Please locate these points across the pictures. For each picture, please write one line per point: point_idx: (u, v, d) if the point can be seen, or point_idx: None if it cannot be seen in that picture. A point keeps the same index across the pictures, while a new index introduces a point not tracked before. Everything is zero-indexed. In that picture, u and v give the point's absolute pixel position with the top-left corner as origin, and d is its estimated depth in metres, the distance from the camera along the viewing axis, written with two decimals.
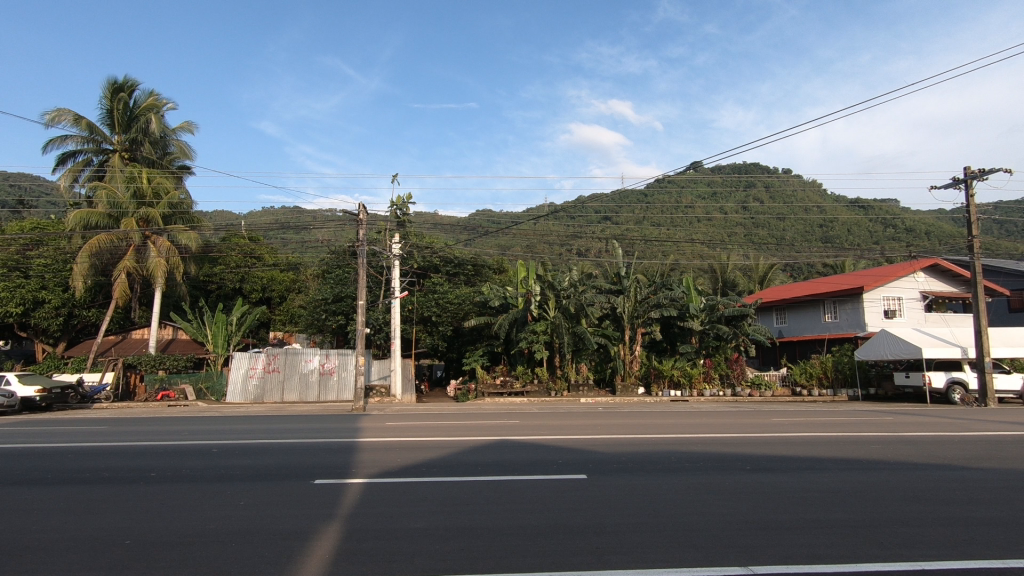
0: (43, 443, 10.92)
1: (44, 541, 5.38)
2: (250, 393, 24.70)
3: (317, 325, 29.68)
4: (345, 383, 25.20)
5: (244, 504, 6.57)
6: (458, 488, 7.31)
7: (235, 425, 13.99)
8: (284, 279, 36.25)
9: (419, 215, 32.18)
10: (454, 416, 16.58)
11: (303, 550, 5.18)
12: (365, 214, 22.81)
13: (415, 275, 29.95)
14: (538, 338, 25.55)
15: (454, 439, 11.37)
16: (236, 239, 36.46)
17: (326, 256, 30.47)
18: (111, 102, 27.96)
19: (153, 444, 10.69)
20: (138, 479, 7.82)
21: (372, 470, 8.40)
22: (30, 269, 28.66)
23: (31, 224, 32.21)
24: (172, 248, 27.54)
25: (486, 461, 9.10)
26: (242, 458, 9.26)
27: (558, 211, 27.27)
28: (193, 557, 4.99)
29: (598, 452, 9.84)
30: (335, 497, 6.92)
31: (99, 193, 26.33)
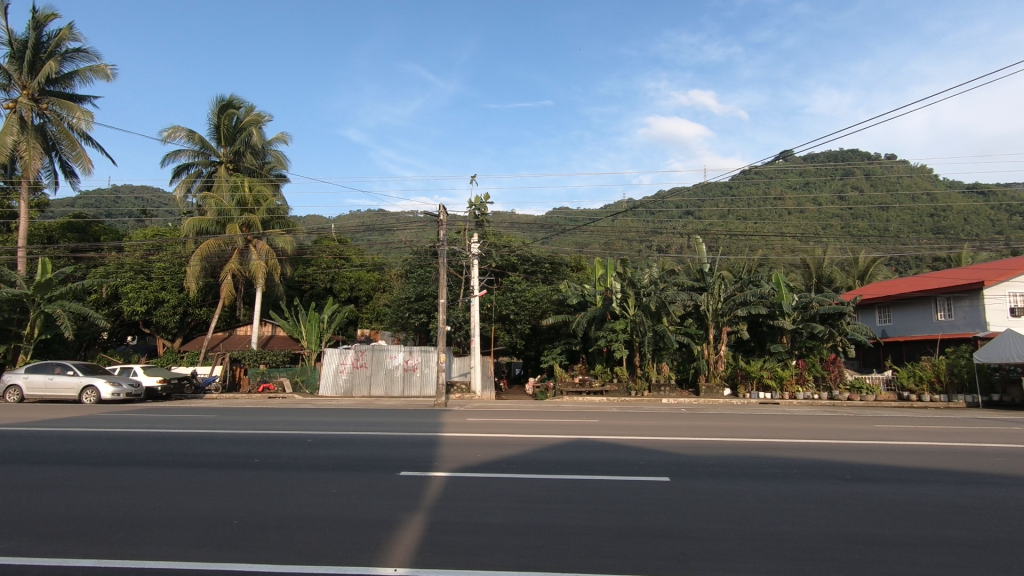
0: (164, 429, 12.12)
1: (165, 517, 5.96)
2: (341, 387, 26.10)
3: (400, 323, 30.83)
4: (428, 379, 26.04)
5: (336, 492, 6.96)
6: (538, 486, 7.33)
7: (327, 417, 14.85)
8: (370, 279, 38.04)
9: (497, 214, 32.69)
10: (532, 414, 16.75)
11: (386, 539, 5.39)
12: (445, 215, 23.36)
13: (494, 273, 30.57)
14: (618, 337, 25.09)
15: (533, 437, 11.41)
16: (327, 241, 38.74)
17: (408, 257, 31.62)
18: (218, 118, 30.44)
19: (256, 433, 11.57)
20: (244, 465, 8.49)
21: (454, 465, 8.60)
22: (152, 272, 31.88)
23: (152, 232, 35.85)
24: (270, 252, 29.65)
25: (565, 460, 9.07)
26: (334, 449, 9.81)
27: (637, 206, 26.66)
28: (292, 540, 5.34)
29: (680, 454, 9.53)
30: (419, 490, 7.16)
31: (208, 202, 28.75)
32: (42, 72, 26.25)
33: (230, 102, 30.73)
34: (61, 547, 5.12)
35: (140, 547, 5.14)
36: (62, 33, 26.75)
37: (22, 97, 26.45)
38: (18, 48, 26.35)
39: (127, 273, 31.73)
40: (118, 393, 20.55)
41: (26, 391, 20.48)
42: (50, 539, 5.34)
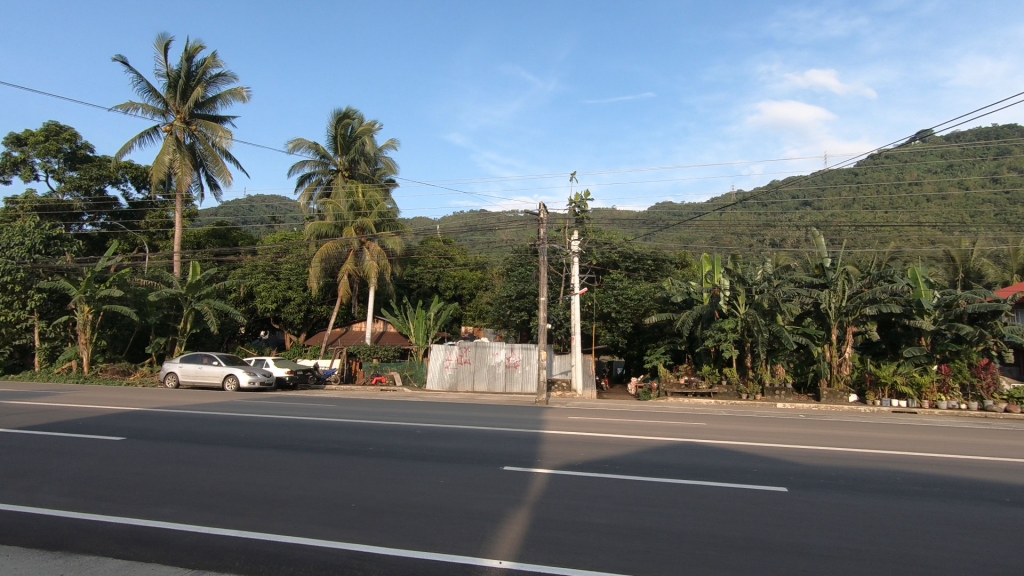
0: (294, 416, 13.33)
1: (294, 497, 6.55)
2: (446, 382, 27.15)
3: (502, 321, 31.43)
4: (529, 375, 26.34)
5: (443, 483, 7.25)
6: (642, 488, 7.15)
7: (435, 411, 15.53)
8: (474, 278, 39.18)
9: (598, 211, 32.37)
10: (635, 414, 16.40)
11: (491, 531, 5.53)
12: (545, 213, 23.48)
13: (595, 270, 30.37)
14: (727, 337, 23.82)
15: (638, 438, 11.17)
16: (433, 242, 40.50)
17: (509, 255, 32.14)
18: (335, 129, 32.82)
19: (371, 423, 12.37)
20: (361, 452, 9.10)
21: (556, 462, 8.64)
22: (280, 272, 35.13)
23: (281, 236, 39.49)
24: (382, 253, 31.49)
25: (669, 463, 8.79)
26: (441, 441, 10.24)
27: (747, 198, 25.11)
28: (403, 525, 5.64)
29: (799, 464, 8.86)
30: (522, 485, 7.27)
31: (327, 207, 31.06)
32: (193, 98, 29.84)
33: (346, 113, 32.98)
34: (210, 517, 5.80)
35: (272, 522, 5.69)
36: (208, 62, 30.17)
37: (176, 121, 30.20)
38: (174, 78, 30.12)
39: (261, 274, 35.20)
40: (254, 381, 22.85)
41: (181, 377, 23.41)
42: (202, 509, 6.07)
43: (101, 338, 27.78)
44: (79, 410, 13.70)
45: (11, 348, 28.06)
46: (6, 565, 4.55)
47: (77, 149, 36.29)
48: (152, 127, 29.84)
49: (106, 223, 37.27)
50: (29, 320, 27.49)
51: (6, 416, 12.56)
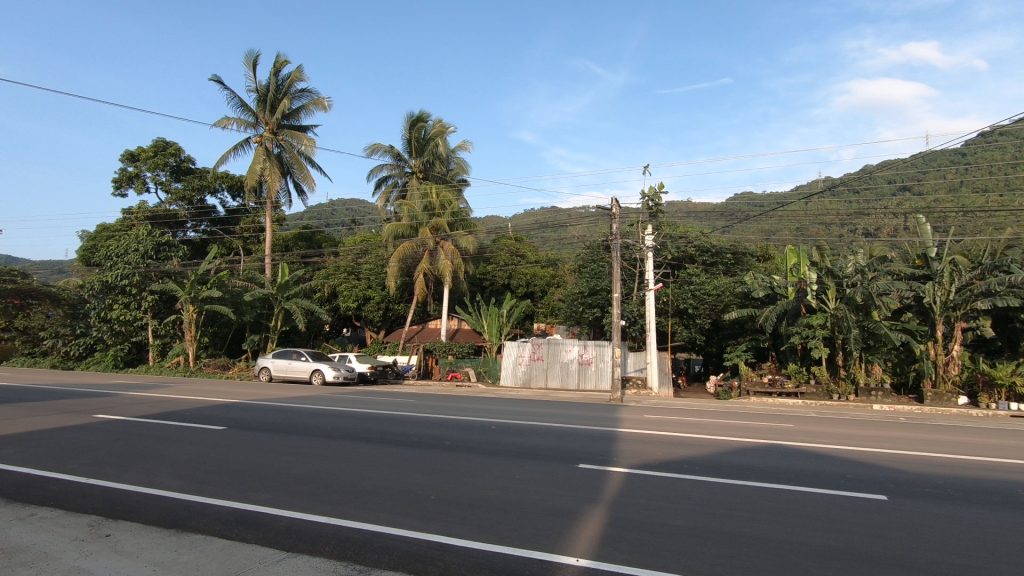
0: (376, 410, 13.92)
1: (377, 487, 6.84)
2: (520, 378, 27.36)
3: (575, 318, 31.22)
4: (603, 373, 26.04)
5: (519, 479, 7.33)
6: (725, 491, 6.88)
7: (510, 407, 15.68)
8: (545, 275, 39.21)
9: (672, 204, 31.40)
10: (715, 414, 15.76)
11: (568, 529, 5.51)
12: (617, 208, 23.04)
13: (670, 265, 29.44)
14: (816, 334, 22.40)
15: (719, 439, 10.77)
16: (505, 240, 40.95)
17: (581, 251, 31.79)
18: (410, 133, 33.90)
19: (448, 418, 12.67)
20: (438, 446, 9.36)
21: (633, 462, 8.46)
22: (361, 272, 36.75)
23: (361, 238, 41.31)
24: (455, 252, 32.12)
25: (755, 466, 8.37)
26: (517, 438, 10.32)
27: (835, 185, 23.42)
28: (480, 519, 5.76)
29: (900, 471, 8.18)
30: (598, 483, 7.21)
31: (403, 209, 32.04)
32: (280, 110, 31.79)
33: (419, 117, 33.89)
34: (302, 503, 6.18)
35: (358, 511, 5.96)
36: (293, 75, 31.99)
37: (266, 133, 32.27)
38: (262, 92, 32.19)
39: (343, 274, 36.99)
40: (338, 376, 24.04)
41: (273, 372, 25.04)
42: (294, 496, 6.46)
43: (203, 335, 30.21)
44: (185, 401, 14.95)
45: (129, 344, 31.07)
46: (130, 540, 5.05)
47: (181, 162, 39.63)
48: (244, 139, 32.04)
49: (206, 229, 40.41)
50: (143, 319, 30.38)
51: (127, 406, 13.94)
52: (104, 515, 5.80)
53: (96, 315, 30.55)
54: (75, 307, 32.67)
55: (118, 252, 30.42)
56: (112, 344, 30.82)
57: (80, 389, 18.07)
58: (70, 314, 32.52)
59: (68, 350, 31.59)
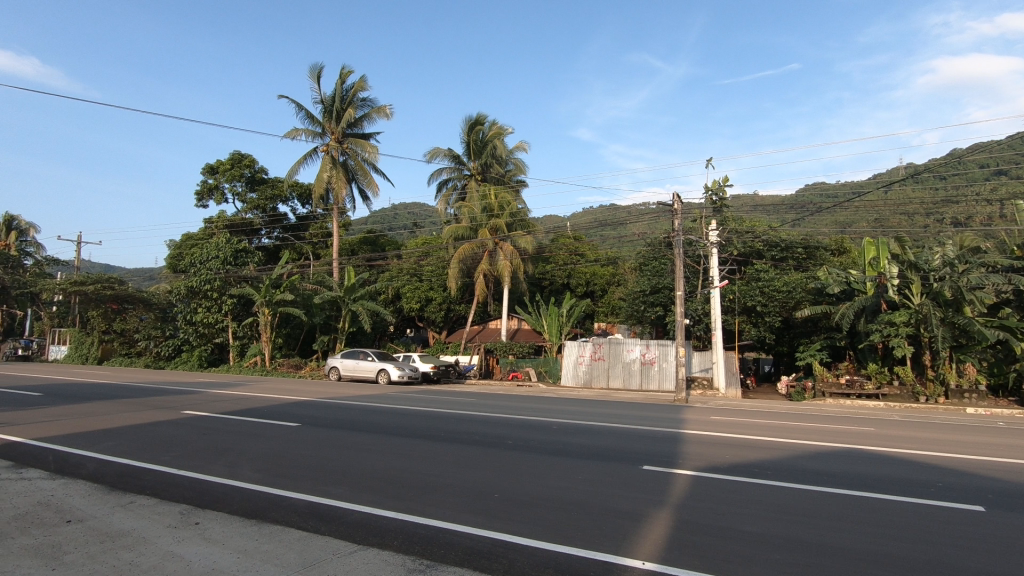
0: (441, 409, 14.22)
1: (442, 484, 7.00)
2: (581, 378, 27.18)
3: (636, 317, 30.65)
4: (666, 373, 25.47)
5: (582, 479, 7.29)
6: (800, 498, 6.56)
7: (572, 407, 15.61)
8: (605, 274, 38.73)
9: (737, 199, 30.24)
10: (787, 416, 15.07)
11: (633, 531, 5.43)
12: (679, 203, 22.42)
13: (736, 262, 28.34)
14: (899, 332, 20.95)
15: (793, 442, 10.28)
16: (564, 239, 40.80)
17: (642, 249, 31.16)
18: (468, 135, 34.43)
19: (511, 417, 12.76)
20: (502, 446, 9.46)
21: (700, 464, 8.22)
22: (423, 274, 37.65)
23: (423, 240, 42.30)
24: (514, 252, 32.26)
25: (833, 471, 7.93)
26: (578, 438, 10.28)
27: (919, 172, 21.78)
28: (544, 519, 5.77)
29: (1001, 480, 7.50)
30: (663, 485, 7.06)
31: (463, 211, 32.53)
32: (345, 119, 33.06)
33: (476, 120, 34.41)
34: (372, 498, 6.42)
35: (424, 507, 6.12)
36: (357, 85, 33.19)
37: (332, 142, 33.64)
38: (329, 103, 33.60)
39: (407, 276, 38.03)
40: (403, 376, 24.74)
41: (342, 371, 26.06)
42: (363, 491, 6.72)
43: (278, 336, 31.87)
44: (262, 399, 15.83)
45: (212, 345, 33.22)
46: (216, 528, 5.40)
47: (255, 173, 41.93)
48: (312, 149, 33.52)
49: (279, 236, 42.57)
50: (224, 322, 32.35)
51: (212, 403, 14.94)
52: (193, 504, 6.23)
53: (182, 318, 32.81)
54: (164, 311, 35.33)
55: (200, 259, 32.51)
56: (197, 345, 33.09)
57: (170, 386, 19.47)
58: (160, 317, 35.17)
59: (158, 350, 34.23)
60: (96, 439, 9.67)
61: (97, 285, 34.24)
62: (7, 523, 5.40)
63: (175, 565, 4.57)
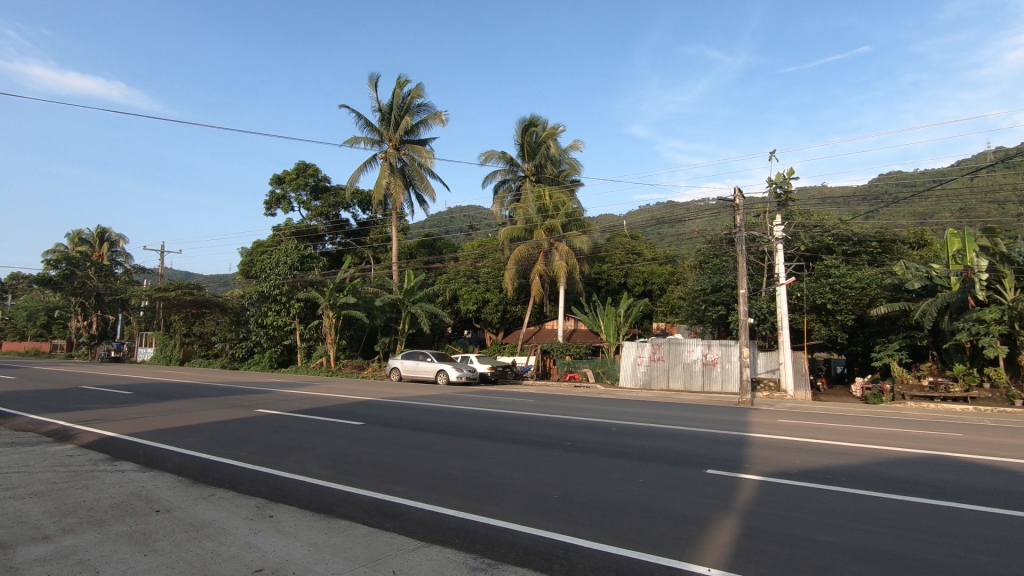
0: (499, 409, 14.33)
1: (502, 484, 7.07)
2: (640, 379, 26.71)
3: (697, 316, 29.79)
4: (730, 374, 24.62)
5: (642, 482, 7.16)
6: (877, 506, 6.18)
7: (631, 409, 15.36)
8: (664, 273, 37.83)
9: (804, 192, 28.83)
10: (862, 420, 14.24)
11: (698, 536, 5.27)
12: (741, 198, 21.60)
13: (803, 258, 27.04)
14: (990, 331, 19.38)
15: (870, 447, 9.69)
16: (621, 238, 40.24)
17: (701, 246, 30.25)
18: (522, 137, 34.57)
19: (569, 419, 12.68)
20: (560, 446, 9.45)
21: (767, 469, 7.90)
22: (480, 276, 38.05)
23: (479, 242, 42.76)
24: (570, 252, 31.99)
25: (915, 479, 7.41)
26: (639, 440, 10.09)
27: (1010, 156, 20.04)
28: (604, 521, 5.70)
29: None
30: (728, 489, 6.85)
31: (518, 212, 32.64)
32: (402, 126, 33.91)
33: (530, 121, 34.47)
34: (434, 496, 6.56)
35: (485, 507, 6.19)
36: (414, 93, 33.98)
37: (389, 149, 34.57)
38: (386, 111, 34.58)
39: (464, 278, 38.56)
40: (461, 376, 25.10)
41: (403, 372, 26.72)
42: (424, 489, 6.88)
43: (342, 338, 33.07)
44: (328, 398, 16.46)
45: (281, 347, 34.82)
46: (289, 521, 5.67)
47: (319, 182, 43.72)
48: (371, 156, 34.56)
49: (341, 241, 44.17)
50: (292, 324, 33.85)
51: (283, 401, 15.67)
52: (268, 498, 6.58)
53: (254, 321, 34.58)
54: (238, 314, 37.39)
55: (270, 265, 34.19)
56: (268, 347, 34.78)
57: (244, 386, 20.59)
58: (235, 321, 37.18)
59: (233, 352, 36.25)
60: (180, 435, 10.36)
61: (178, 291, 36.54)
62: (104, 511, 5.88)
63: (252, 555, 4.83)
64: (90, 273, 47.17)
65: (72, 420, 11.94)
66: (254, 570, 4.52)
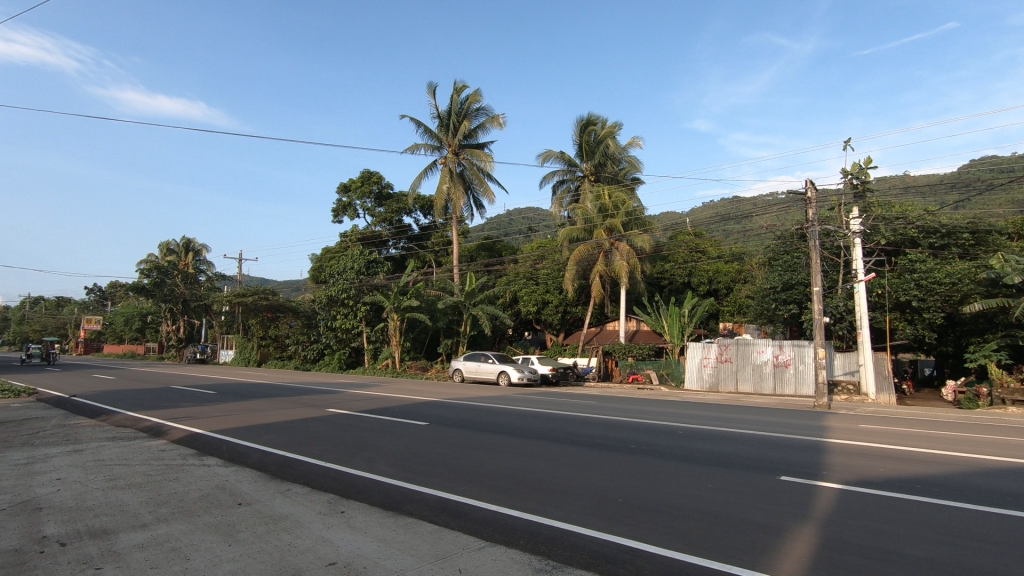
0: (562, 411, 14.26)
1: (565, 486, 7.04)
2: (706, 381, 25.88)
3: (767, 315, 28.53)
4: (803, 377, 23.43)
5: (712, 487, 6.93)
6: (974, 519, 5.68)
7: (698, 412, 14.89)
8: (730, 271, 36.52)
9: (884, 182, 27.04)
10: (955, 426, 13.16)
11: (772, 546, 5.03)
12: (813, 191, 20.51)
13: (885, 252, 25.33)
14: None
15: (964, 456, 8.95)
16: (684, 237, 39.22)
17: (771, 242, 28.97)
18: (580, 136, 34.35)
19: (633, 422, 12.44)
20: (624, 449, 9.30)
21: (848, 477, 7.44)
22: (539, 277, 38.05)
23: (538, 244, 42.77)
24: (631, 252, 31.35)
25: (1019, 491, 6.77)
26: (707, 444, 9.77)
27: None
28: (672, 527, 5.54)
29: None
30: (805, 497, 6.50)
31: (577, 212, 32.37)
32: (460, 132, 34.49)
33: (589, 120, 34.23)
34: (497, 497, 6.62)
35: (548, 508, 6.18)
36: (471, 98, 34.49)
37: (449, 154, 35.18)
38: (445, 117, 35.29)
39: (524, 279, 38.67)
40: (523, 377, 25.22)
41: (465, 373, 27.12)
42: (488, 489, 6.96)
43: (406, 340, 33.96)
44: (394, 399, 16.93)
45: (349, 349, 36.15)
46: (359, 517, 5.88)
47: (383, 189, 45.17)
48: (431, 162, 35.33)
49: (404, 246, 45.42)
50: (359, 327, 35.06)
51: (353, 402, 16.25)
52: (339, 494, 6.84)
53: (324, 324, 36.10)
54: (309, 318, 39.18)
55: (338, 270, 35.60)
56: (337, 349, 36.23)
57: (315, 386, 21.54)
58: (306, 324, 38.98)
59: (305, 353, 38.00)
60: (260, 433, 10.95)
61: (255, 296, 38.76)
62: (193, 502, 6.30)
63: (326, 548, 5.03)
64: (178, 280, 50.91)
65: (163, 417, 12.90)
66: (328, 563, 4.70)
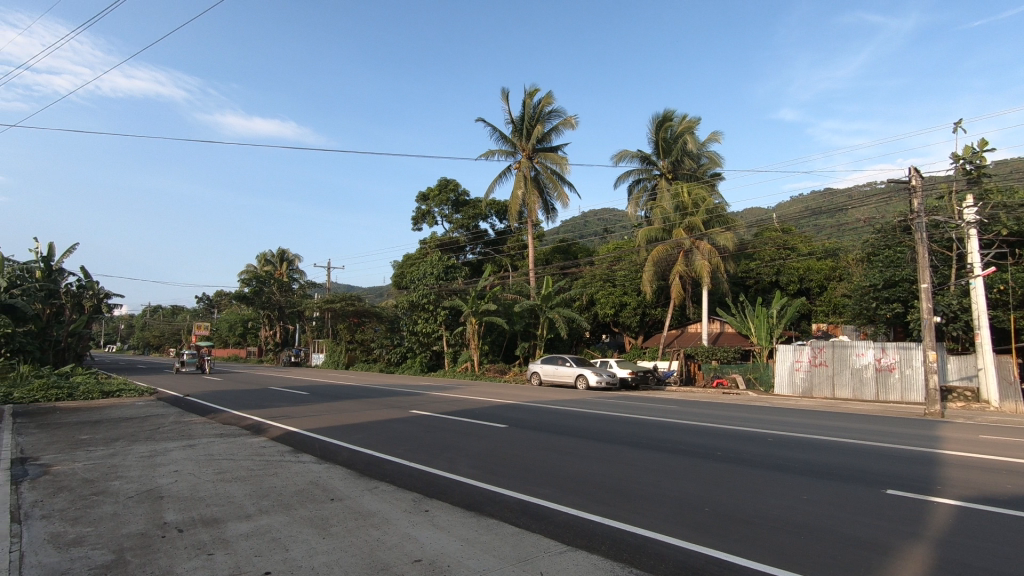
0: (643, 416, 13.92)
1: (647, 493, 6.87)
2: (799, 386, 24.38)
3: (866, 315, 26.49)
4: (911, 382, 21.45)
5: (808, 498, 6.51)
6: None
7: (791, 418, 14.06)
8: (823, 268, 34.27)
9: (1003, 165, 24.32)
10: None
11: (880, 565, 4.62)
12: (918, 180, 18.79)
13: (1007, 243, 22.77)
14: None
15: None
16: (770, 233, 37.25)
17: (869, 237, 26.85)
18: (656, 134, 33.54)
19: (719, 428, 11.94)
20: (710, 456, 8.92)
21: (967, 492, 6.73)
22: (616, 279, 37.39)
23: (615, 245, 42.11)
24: (713, 251, 30.11)
25: None
26: (801, 453, 9.19)
27: None
28: (765, 540, 5.24)
29: None
30: (916, 513, 5.95)
31: (656, 212, 31.53)
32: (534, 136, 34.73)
33: (665, 116, 33.36)
34: (578, 501, 6.56)
35: (631, 515, 6.04)
36: (544, 101, 34.59)
37: (523, 158, 35.47)
38: (518, 122, 35.65)
39: (601, 282, 38.09)
40: (601, 381, 24.94)
41: (542, 376, 27.16)
42: (568, 493, 6.93)
43: (484, 343, 34.52)
44: (475, 401, 17.23)
45: (430, 352, 37.26)
46: (443, 516, 6.03)
47: (459, 196, 46.23)
48: (506, 167, 35.75)
49: (481, 251, 46.24)
50: (439, 331, 35.98)
51: (436, 404, 16.67)
52: (424, 493, 7.05)
53: (406, 328, 37.40)
54: (392, 323, 40.82)
55: (418, 277, 36.65)
56: (419, 352, 37.43)
57: (400, 389, 22.38)
58: (389, 328, 40.55)
59: (389, 356, 39.59)
60: (351, 432, 11.50)
61: (343, 302, 40.89)
62: (291, 496, 6.71)
63: (412, 545, 5.19)
64: (274, 289, 54.76)
65: (264, 416, 13.88)
66: (414, 560, 4.83)
